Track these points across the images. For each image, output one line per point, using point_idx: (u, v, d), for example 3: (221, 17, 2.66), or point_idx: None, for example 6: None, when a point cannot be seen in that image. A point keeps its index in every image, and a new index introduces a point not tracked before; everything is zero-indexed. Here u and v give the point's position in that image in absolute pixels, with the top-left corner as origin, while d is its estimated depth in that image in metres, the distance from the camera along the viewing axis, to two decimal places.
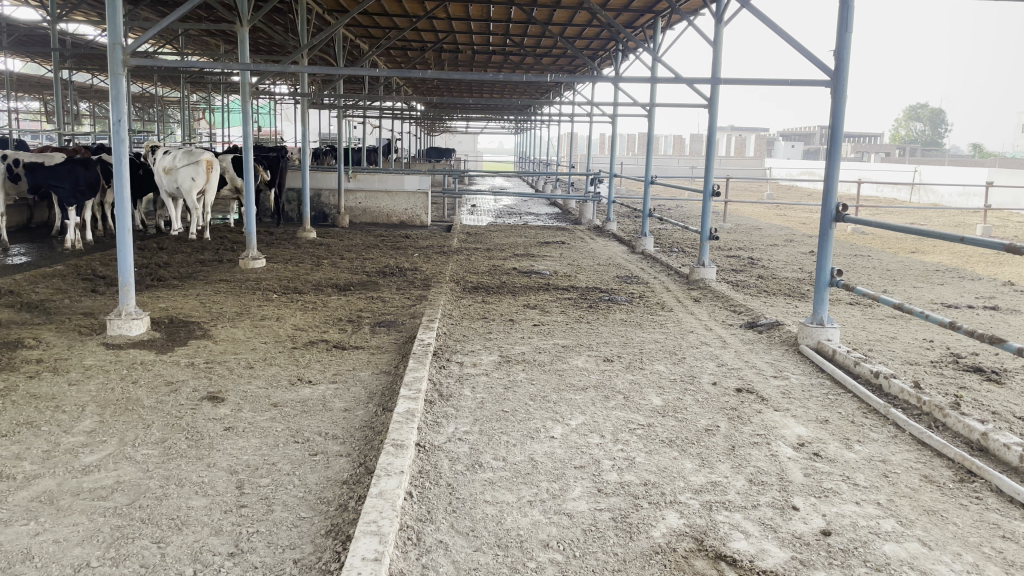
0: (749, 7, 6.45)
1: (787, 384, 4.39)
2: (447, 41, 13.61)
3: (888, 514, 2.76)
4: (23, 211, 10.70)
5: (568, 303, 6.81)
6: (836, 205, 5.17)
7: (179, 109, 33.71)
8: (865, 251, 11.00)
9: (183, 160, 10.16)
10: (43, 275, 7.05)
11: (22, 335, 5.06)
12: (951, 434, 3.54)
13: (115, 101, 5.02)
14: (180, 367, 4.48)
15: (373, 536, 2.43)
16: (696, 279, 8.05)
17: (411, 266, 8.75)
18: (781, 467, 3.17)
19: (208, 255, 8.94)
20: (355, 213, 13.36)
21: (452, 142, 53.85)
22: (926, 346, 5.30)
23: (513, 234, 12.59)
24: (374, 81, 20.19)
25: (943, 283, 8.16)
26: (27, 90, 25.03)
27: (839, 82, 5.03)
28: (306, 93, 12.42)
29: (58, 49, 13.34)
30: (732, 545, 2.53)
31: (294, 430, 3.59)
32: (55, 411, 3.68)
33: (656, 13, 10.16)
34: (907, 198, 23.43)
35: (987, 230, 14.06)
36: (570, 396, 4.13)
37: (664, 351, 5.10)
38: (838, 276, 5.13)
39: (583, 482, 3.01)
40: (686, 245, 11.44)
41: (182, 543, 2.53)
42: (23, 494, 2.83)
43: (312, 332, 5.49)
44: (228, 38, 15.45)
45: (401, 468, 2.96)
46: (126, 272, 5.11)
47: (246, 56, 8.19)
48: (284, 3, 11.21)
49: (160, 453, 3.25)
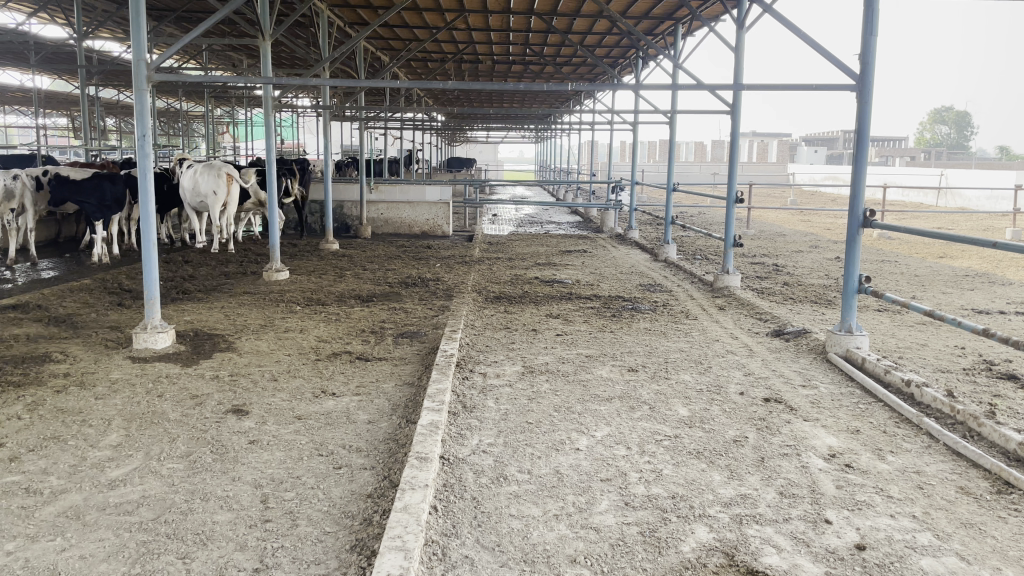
0: (771, 11, 6.39)
1: (816, 393, 4.30)
2: (467, 52, 13.71)
3: (924, 527, 2.67)
4: (52, 226, 10.90)
5: (592, 312, 6.77)
6: (864, 210, 5.06)
7: (203, 123, 34.29)
8: (893, 256, 10.82)
9: (204, 174, 10.27)
10: (70, 289, 7.15)
11: (50, 349, 5.12)
12: (986, 444, 3.44)
13: (139, 116, 5.08)
14: (205, 380, 4.51)
15: (398, 552, 2.41)
16: (721, 286, 7.97)
17: (433, 277, 8.76)
18: (812, 479, 3.10)
19: (232, 268, 9.03)
20: (377, 224, 13.42)
21: (472, 152, 54.41)
22: (957, 353, 5.17)
23: (534, 243, 12.55)
24: (396, 92, 20.39)
25: (973, 288, 8.01)
26: (54, 107, 25.61)
27: (864, 85, 4.95)
28: (328, 105, 12.50)
29: (85, 66, 13.39)
30: (764, 560, 2.47)
31: (318, 442, 3.58)
32: (81, 425, 3.72)
33: (676, 20, 10.18)
34: (934, 202, 23.07)
35: (1017, 234, 13.75)
36: (595, 407, 4.08)
37: (689, 361, 5.04)
38: (866, 282, 5.01)
39: (610, 496, 2.96)
40: (709, 253, 11.32)
41: (208, 558, 2.52)
42: (51, 509, 2.85)
43: (335, 344, 5.50)
44: (251, 53, 15.68)
45: (426, 481, 2.94)
46: (152, 287, 5.14)
47: (267, 71, 8.11)
48: (305, 18, 11.32)
49: (185, 467, 3.25)
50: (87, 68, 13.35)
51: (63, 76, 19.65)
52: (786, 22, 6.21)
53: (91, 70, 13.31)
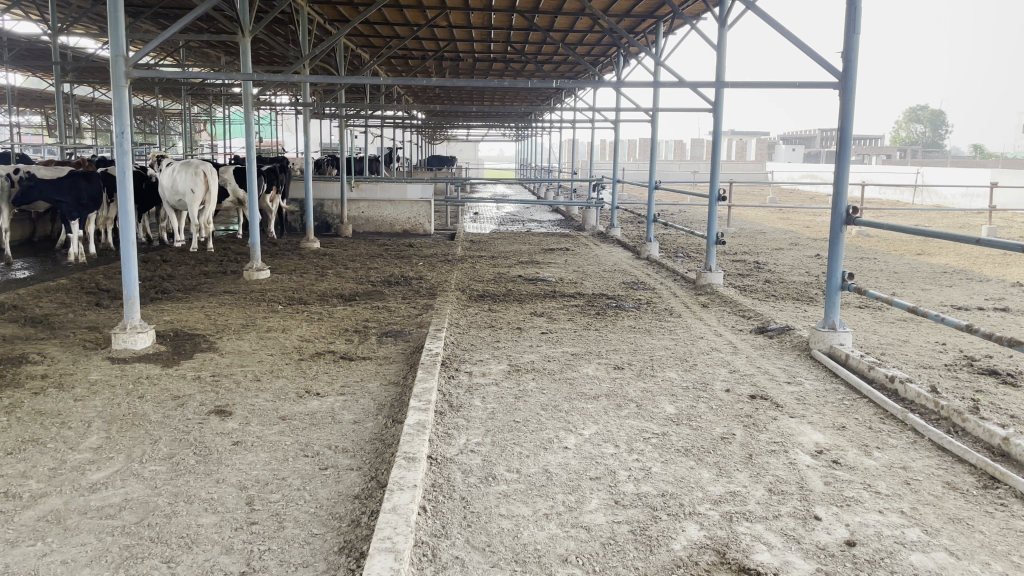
0: (754, 8, 6.42)
1: (801, 390, 4.32)
2: (448, 50, 13.67)
3: (912, 523, 2.70)
4: (26, 225, 10.65)
5: (576, 310, 6.77)
6: (847, 207, 5.08)
7: (180, 121, 33.96)
8: (873, 253, 10.91)
9: (182, 172, 10.09)
10: (46, 290, 6.99)
11: (26, 351, 5.00)
12: (971, 439, 3.48)
13: (118, 114, 4.98)
14: (187, 381, 4.43)
15: (388, 553, 2.37)
16: (703, 284, 8.00)
17: (416, 275, 8.70)
18: (800, 475, 3.11)
19: (212, 267, 8.90)
20: (358, 222, 13.32)
21: (453, 150, 54.58)
22: (939, 349, 5.23)
23: (517, 241, 12.55)
24: (376, 90, 20.32)
25: (952, 285, 8.10)
26: (28, 104, 25.14)
27: (847, 83, 4.99)
28: (308, 102, 12.34)
29: (60, 63, 12.90)
30: (755, 558, 2.47)
31: (303, 443, 3.54)
32: (60, 428, 3.63)
33: (657, 18, 10.21)
34: (910, 200, 23.45)
35: (992, 232, 13.96)
36: (582, 405, 4.07)
37: (675, 358, 5.05)
38: (850, 279, 5.04)
39: (600, 494, 2.96)
40: (691, 251, 11.39)
41: (192, 562, 2.48)
42: (29, 514, 2.77)
43: (319, 343, 5.44)
44: (229, 49, 15.51)
45: (415, 482, 2.90)
46: (131, 287, 5.05)
47: (248, 67, 7.95)
48: (285, 14, 11.17)
49: (168, 469, 3.19)
50: (62, 65, 13.07)
51: (37, 73, 19.29)
52: (768, 20, 6.24)
53: (65, 67, 13.03)
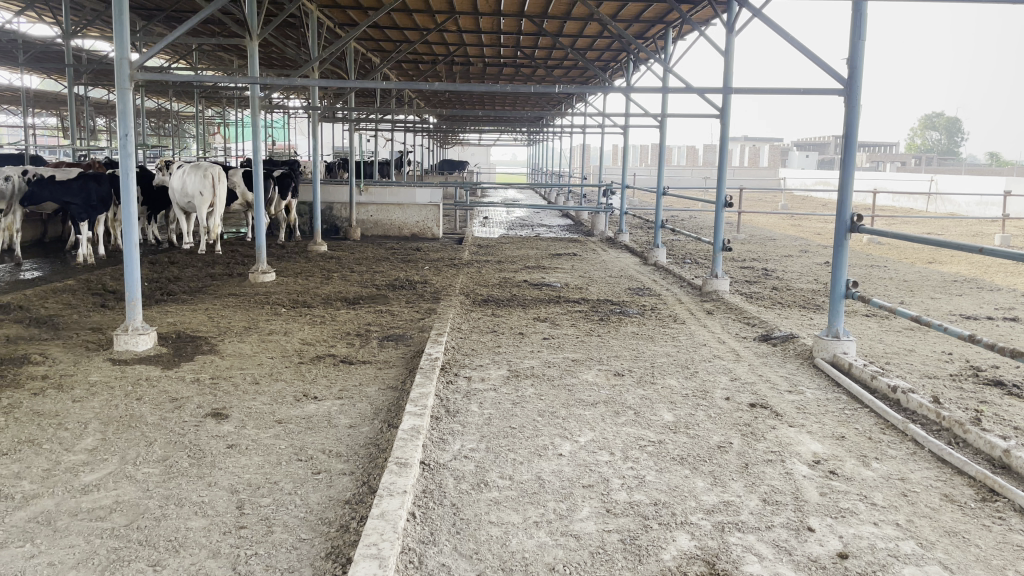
0: (761, 14, 6.37)
1: (801, 399, 4.27)
2: (458, 54, 13.71)
3: (907, 535, 2.65)
4: (38, 226, 10.80)
5: (579, 316, 6.73)
6: (852, 216, 5.02)
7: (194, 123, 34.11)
8: (883, 261, 10.82)
9: (191, 174, 10.18)
10: (53, 290, 7.05)
11: (28, 351, 5.03)
12: (972, 451, 3.42)
13: (122, 116, 5.03)
14: (186, 383, 4.44)
15: (373, 560, 2.36)
16: (709, 291, 7.93)
17: (421, 279, 8.71)
18: (795, 486, 3.07)
19: (218, 269, 8.95)
20: (367, 226, 13.38)
21: (465, 154, 54.75)
22: (944, 359, 5.16)
23: (524, 246, 12.52)
24: (387, 94, 20.38)
25: (962, 294, 8.01)
26: (44, 106, 25.44)
27: (852, 90, 4.94)
28: (317, 106, 12.39)
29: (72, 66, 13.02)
30: (745, 569, 2.44)
31: (298, 447, 3.53)
32: (57, 428, 3.65)
33: (666, 24, 10.17)
34: (924, 207, 23.28)
35: (1005, 240, 13.83)
36: (579, 412, 4.04)
37: (676, 365, 5.01)
38: (854, 287, 4.97)
39: (591, 502, 2.93)
40: (699, 257, 11.32)
41: (179, 566, 2.47)
42: (21, 515, 2.78)
43: (320, 346, 5.45)
44: (241, 53, 15.62)
45: (404, 487, 2.89)
46: (133, 289, 5.07)
47: (256, 70, 7.97)
48: (295, 18, 11.23)
49: (161, 472, 3.20)
50: (75, 67, 12.92)
51: (52, 76, 19.49)
52: (775, 26, 6.20)
53: (79, 69, 12.85)
